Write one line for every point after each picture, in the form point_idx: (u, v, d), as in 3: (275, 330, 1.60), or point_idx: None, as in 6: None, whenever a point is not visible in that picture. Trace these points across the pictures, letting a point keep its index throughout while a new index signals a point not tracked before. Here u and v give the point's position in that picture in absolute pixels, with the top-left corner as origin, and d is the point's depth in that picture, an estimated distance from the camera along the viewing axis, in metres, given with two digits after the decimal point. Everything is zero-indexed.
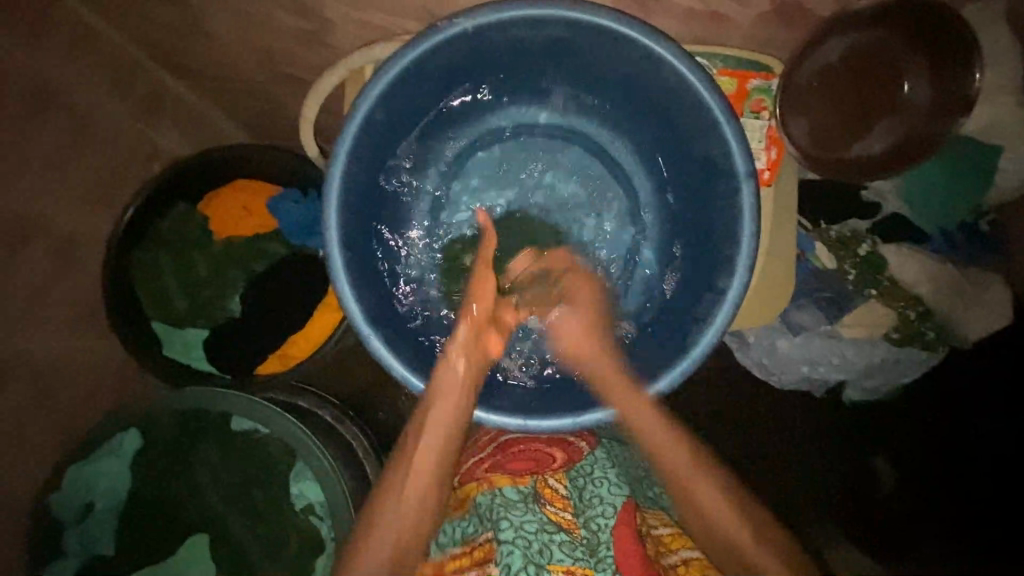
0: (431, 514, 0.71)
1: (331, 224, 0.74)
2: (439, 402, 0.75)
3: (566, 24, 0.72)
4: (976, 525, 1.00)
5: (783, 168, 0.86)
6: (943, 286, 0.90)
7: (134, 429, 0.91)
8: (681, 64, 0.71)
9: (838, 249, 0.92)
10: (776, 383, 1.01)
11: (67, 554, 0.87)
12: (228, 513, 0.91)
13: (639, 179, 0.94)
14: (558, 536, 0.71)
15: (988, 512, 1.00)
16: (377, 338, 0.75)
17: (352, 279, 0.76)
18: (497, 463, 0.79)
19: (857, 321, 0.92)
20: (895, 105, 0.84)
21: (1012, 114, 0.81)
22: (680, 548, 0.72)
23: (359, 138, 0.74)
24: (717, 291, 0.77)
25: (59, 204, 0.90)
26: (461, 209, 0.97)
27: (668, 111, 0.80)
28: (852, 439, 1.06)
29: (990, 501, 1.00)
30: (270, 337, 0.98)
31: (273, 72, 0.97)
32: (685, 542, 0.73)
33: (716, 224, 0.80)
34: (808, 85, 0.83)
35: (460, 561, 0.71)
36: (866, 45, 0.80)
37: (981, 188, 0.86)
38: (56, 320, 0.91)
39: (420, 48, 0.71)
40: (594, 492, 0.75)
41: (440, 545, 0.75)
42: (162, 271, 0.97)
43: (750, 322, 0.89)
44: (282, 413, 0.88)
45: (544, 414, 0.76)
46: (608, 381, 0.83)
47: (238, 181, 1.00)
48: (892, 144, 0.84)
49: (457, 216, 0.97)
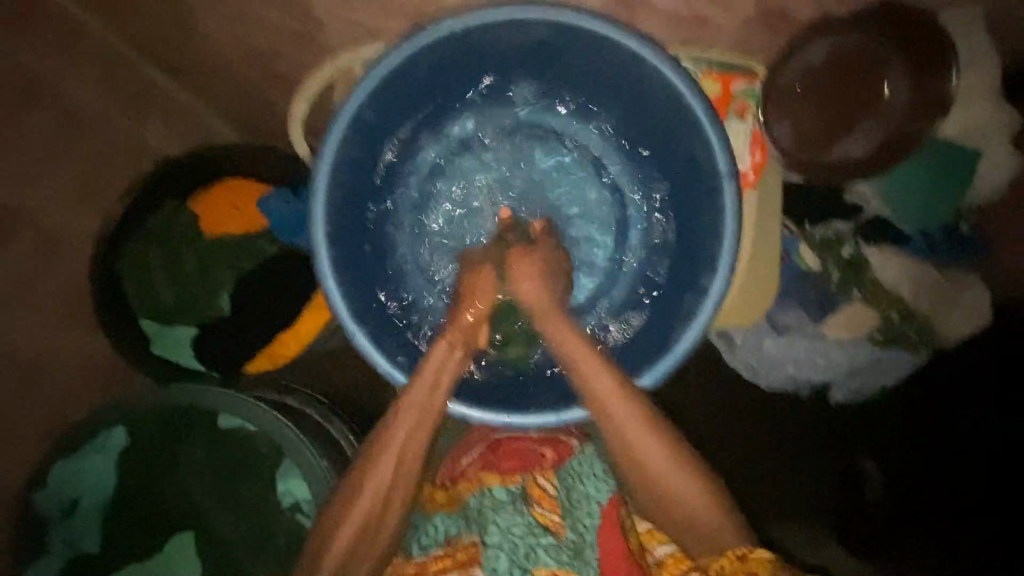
0: (402, 500, 0.73)
1: (317, 222, 0.74)
2: (412, 407, 0.74)
3: (551, 25, 0.73)
4: None
5: (768, 170, 0.88)
6: (921, 287, 0.92)
7: (119, 426, 0.90)
8: (664, 66, 0.72)
9: (823, 250, 0.93)
10: (763, 383, 1.02)
11: (51, 551, 0.87)
12: (214, 510, 0.91)
13: (625, 179, 0.95)
14: (545, 539, 0.72)
15: None
16: (362, 335, 0.75)
17: (339, 276, 0.76)
18: (488, 461, 0.79)
19: (840, 322, 0.93)
20: (875, 108, 0.86)
21: (990, 117, 0.84)
22: (656, 546, 0.73)
23: (346, 136, 0.75)
24: (699, 290, 0.78)
25: (50, 201, 0.91)
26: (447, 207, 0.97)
27: (653, 111, 0.81)
28: (836, 435, 1.08)
29: None
30: (259, 335, 0.98)
31: (264, 72, 0.97)
32: (661, 537, 0.73)
33: (699, 223, 0.81)
34: (791, 88, 0.84)
35: (445, 562, 0.72)
36: (850, 49, 0.82)
37: (959, 190, 0.88)
38: (46, 316, 0.92)
39: (407, 50, 0.72)
40: (582, 492, 0.76)
41: (423, 547, 0.75)
42: (151, 267, 0.97)
43: (732, 320, 0.91)
44: (269, 411, 0.88)
45: (527, 410, 0.77)
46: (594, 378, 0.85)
47: (227, 180, 1.00)
48: (872, 148, 0.86)
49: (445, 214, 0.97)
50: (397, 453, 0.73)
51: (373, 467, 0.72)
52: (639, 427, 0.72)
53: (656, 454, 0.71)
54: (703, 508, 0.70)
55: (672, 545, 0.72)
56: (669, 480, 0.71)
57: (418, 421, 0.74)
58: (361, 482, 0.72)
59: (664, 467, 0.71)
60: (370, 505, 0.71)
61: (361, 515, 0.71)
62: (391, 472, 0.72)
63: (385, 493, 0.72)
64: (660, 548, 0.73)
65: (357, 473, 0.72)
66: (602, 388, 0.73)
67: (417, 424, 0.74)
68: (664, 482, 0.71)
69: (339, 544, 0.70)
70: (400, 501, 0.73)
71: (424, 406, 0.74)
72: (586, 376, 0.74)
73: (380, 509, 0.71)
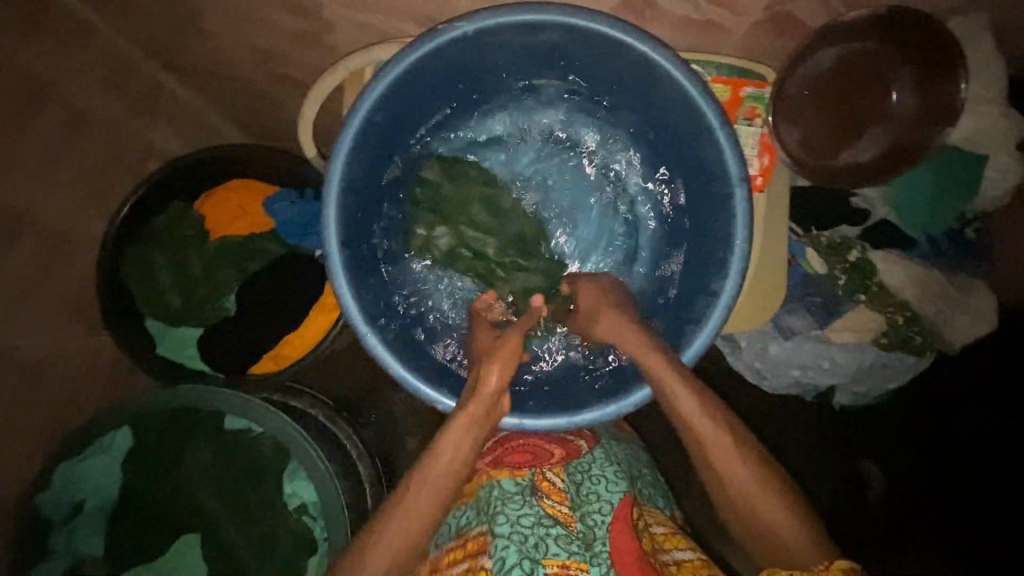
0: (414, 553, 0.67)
1: (329, 224, 0.74)
2: (434, 474, 0.69)
3: (564, 29, 0.73)
4: (974, 514, 1.01)
5: (777, 174, 0.88)
6: (930, 292, 0.91)
7: (125, 428, 0.90)
8: (676, 71, 0.72)
9: (829, 255, 0.93)
10: (768, 387, 1.03)
11: (56, 553, 0.87)
12: (219, 512, 0.90)
13: (633, 183, 0.96)
14: (554, 530, 0.70)
15: (991, 504, 1.00)
16: (373, 336, 0.75)
17: (350, 277, 0.76)
18: (497, 457, 0.80)
19: (846, 326, 0.94)
20: (886, 114, 0.86)
21: (996, 125, 0.85)
22: (674, 549, 0.72)
23: (358, 139, 0.75)
24: (710, 294, 0.78)
25: (56, 203, 0.90)
26: None
27: (663, 114, 0.81)
28: (841, 440, 1.08)
29: (994, 494, 1.00)
30: (263, 337, 0.97)
31: (271, 73, 0.97)
32: (679, 543, 0.73)
33: (710, 227, 0.81)
34: (800, 93, 0.85)
35: (456, 556, 0.72)
36: (857, 55, 0.83)
37: (967, 196, 0.88)
38: (49, 317, 0.91)
39: (420, 52, 0.72)
40: (592, 488, 0.75)
41: (439, 544, 0.76)
42: (156, 269, 0.97)
43: (741, 326, 0.91)
44: (274, 411, 0.88)
45: (537, 414, 0.77)
46: (607, 380, 0.85)
47: (233, 181, 1.00)
48: (880, 153, 0.86)
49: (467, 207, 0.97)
50: (423, 507, 0.68)
51: (394, 518, 0.67)
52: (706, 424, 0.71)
53: (725, 449, 0.69)
54: (761, 500, 0.68)
55: (691, 553, 0.72)
56: (733, 475, 0.69)
57: (445, 476, 0.69)
58: (379, 532, 0.67)
59: (727, 461, 0.69)
60: (388, 560, 0.66)
61: None
62: (413, 528, 0.67)
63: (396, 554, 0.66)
64: (680, 553, 0.72)
65: (382, 520, 0.68)
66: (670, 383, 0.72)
67: (447, 484, 0.69)
68: (725, 473, 0.69)
69: None
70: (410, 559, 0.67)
71: (452, 458, 0.70)
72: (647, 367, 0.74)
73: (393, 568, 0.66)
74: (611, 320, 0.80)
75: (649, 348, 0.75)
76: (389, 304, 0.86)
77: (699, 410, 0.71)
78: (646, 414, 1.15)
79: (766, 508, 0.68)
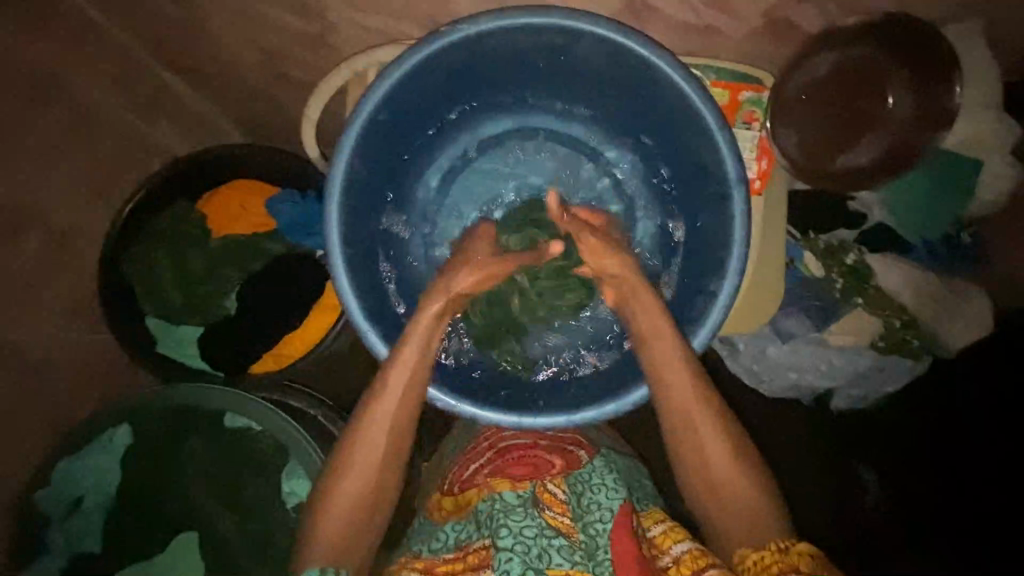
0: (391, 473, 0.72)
1: (331, 221, 0.75)
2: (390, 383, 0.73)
3: (565, 33, 0.75)
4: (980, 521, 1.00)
5: (773, 178, 0.89)
6: (924, 295, 0.92)
7: (123, 425, 0.90)
8: (675, 73, 0.73)
9: (827, 259, 0.94)
10: (766, 391, 1.03)
11: (54, 550, 0.87)
12: (218, 511, 0.90)
13: (632, 187, 0.96)
14: (557, 540, 0.71)
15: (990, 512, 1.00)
16: (374, 332, 0.77)
17: (351, 276, 0.77)
18: (497, 467, 0.80)
19: (843, 329, 0.95)
20: (880, 118, 0.89)
21: (990, 130, 0.86)
22: (672, 546, 0.71)
23: (362, 138, 0.76)
24: (708, 294, 0.79)
25: (62, 198, 0.92)
26: (465, 199, 0.98)
27: (663, 116, 0.82)
28: (842, 445, 1.07)
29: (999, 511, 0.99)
30: (269, 333, 0.97)
31: (275, 75, 0.99)
32: (676, 537, 0.72)
33: (707, 226, 0.83)
34: (796, 98, 0.87)
35: (452, 567, 0.73)
36: (850, 60, 0.85)
37: (963, 201, 0.89)
38: (54, 313, 0.93)
39: (426, 52, 0.73)
40: (592, 498, 0.75)
41: (434, 551, 0.76)
42: (158, 268, 0.97)
43: (744, 326, 0.93)
44: (277, 412, 0.88)
45: (537, 412, 0.78)
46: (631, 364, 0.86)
47: (232, 182, 1.00)
48: (875, 157, 0.89)
49: (483, 205, 0.99)
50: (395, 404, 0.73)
51: (365, 433, 0.71)
52: (757, 512, 0.69)
53: (761, 517, 0.68)
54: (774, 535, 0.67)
55: (689, 543, 0.70)
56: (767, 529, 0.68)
57: (407, 388, 0.73)
58: (356, 444, 0.71)
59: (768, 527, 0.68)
60: (383, 449, 0.71)
61: (355, 491, 0.70)
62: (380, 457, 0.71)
63: (373, 468, 0.71)
64: (680, 543, 0.71)
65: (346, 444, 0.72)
66: (716, 452, 0.71)
67: (406, 398, 0.73)
68: (762, 534, 0.67)
69: (335, 519, 0.69)
70: (391, 475, 0.72)
71: (408, 384, 0.73)
72: (702, 433, 0.71)
73: (371, 481, 0.71)
74: (671, 367, 0.73)
75: (705, 419, 0.72)
76: (394, 302, 0.88)
77: (759, 502, 0.69)
78: (643, 422, 1.13)
79: (752, 489, 0.70)
